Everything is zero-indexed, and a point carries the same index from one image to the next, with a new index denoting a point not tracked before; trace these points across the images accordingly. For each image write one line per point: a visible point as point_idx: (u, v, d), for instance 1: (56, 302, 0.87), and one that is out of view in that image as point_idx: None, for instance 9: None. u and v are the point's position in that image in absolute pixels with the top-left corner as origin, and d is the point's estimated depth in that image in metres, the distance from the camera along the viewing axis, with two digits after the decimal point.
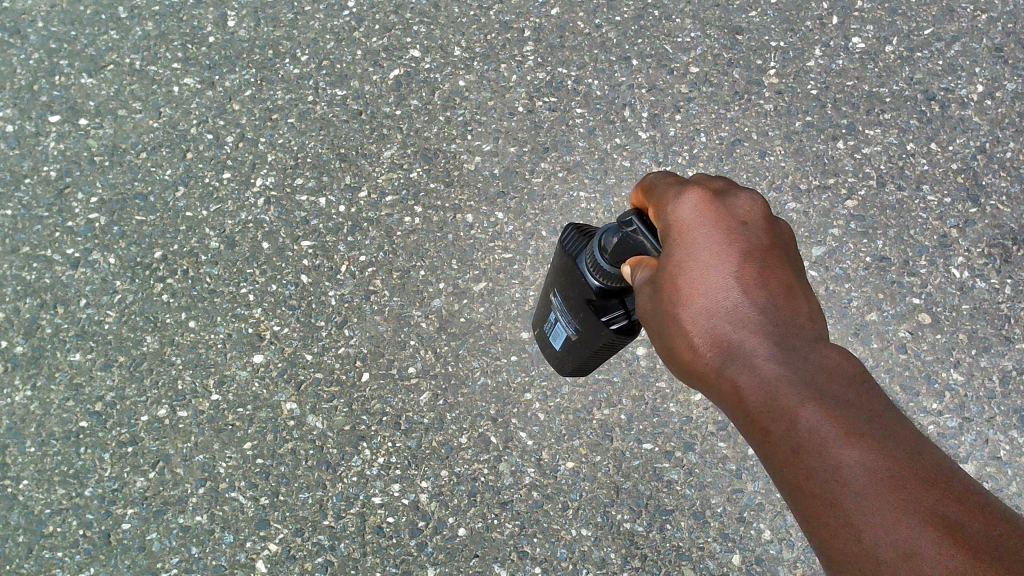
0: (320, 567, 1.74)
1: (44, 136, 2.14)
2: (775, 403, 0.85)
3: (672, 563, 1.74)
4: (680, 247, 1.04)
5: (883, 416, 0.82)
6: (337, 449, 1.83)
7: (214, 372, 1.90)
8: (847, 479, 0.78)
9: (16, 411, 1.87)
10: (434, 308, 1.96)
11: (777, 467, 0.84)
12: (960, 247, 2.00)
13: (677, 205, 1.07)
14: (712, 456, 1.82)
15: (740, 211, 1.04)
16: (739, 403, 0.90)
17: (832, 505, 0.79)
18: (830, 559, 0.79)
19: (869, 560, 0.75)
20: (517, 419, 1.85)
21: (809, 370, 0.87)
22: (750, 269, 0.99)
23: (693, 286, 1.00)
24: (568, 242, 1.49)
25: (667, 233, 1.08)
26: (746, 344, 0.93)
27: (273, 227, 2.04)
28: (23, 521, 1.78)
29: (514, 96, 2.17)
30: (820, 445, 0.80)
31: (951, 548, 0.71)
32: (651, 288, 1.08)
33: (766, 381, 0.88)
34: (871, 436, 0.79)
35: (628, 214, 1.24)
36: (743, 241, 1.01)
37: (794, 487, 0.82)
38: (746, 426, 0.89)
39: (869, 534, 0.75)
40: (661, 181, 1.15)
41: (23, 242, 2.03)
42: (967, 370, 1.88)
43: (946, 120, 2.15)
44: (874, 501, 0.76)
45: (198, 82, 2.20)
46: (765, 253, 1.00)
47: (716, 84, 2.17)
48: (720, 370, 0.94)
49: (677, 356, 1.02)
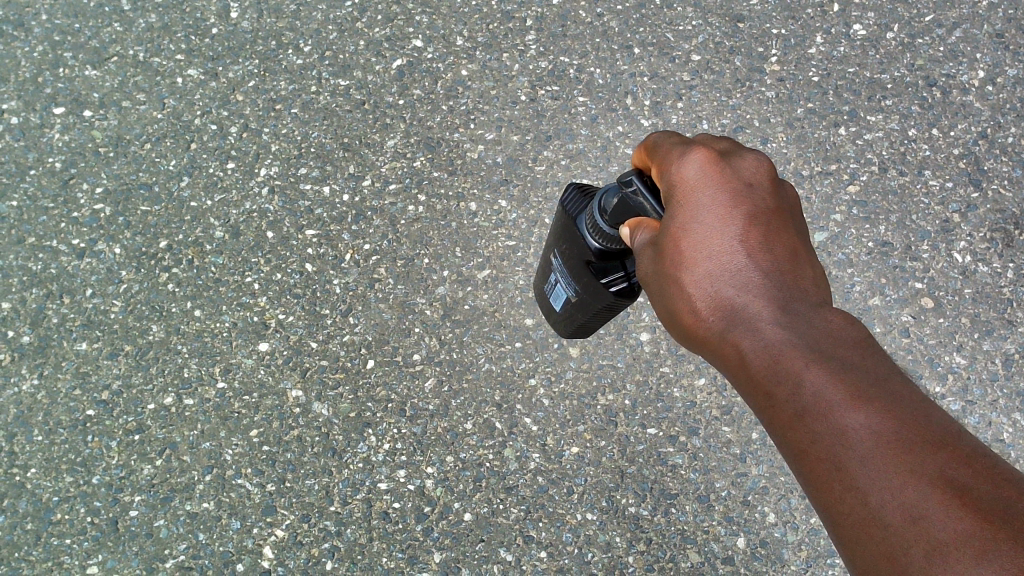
0: (327, 553, 1.75)
1: (48, 127, 2.15)
2: (780, 367, 0.87)
3: (677, 546, 1.75)
4: (683, 210, 1.05)
5: (888, 379, 0.83)
6: (343, 435, 1.84)
7: (220, 360, 1.91)
8: (853, 442, 0.79)
9: (23, 400, 1.88)
10: (438, 295, 1.96)
11: (781, 430, 0.86)
12: (962, 231, 2.01)
13: (682, 166, 1.08)
14: (716, 439, 1.83)
15: (746, 175, 1.05)
16: (744, 367, 0.91)
17: (837, 468, 0.80)
18: (836, 522, 0.80)
19: (875, 523, 0.76)
20: (521, 405, 1.86)
21: (814, 334, 0.88)
22: (755, 234, 1.00)
23: (697, 251, 1.01)
24: (569, 203, 1.50)
25: (670, 194, 1.09)
26: (751, 309, 0.94)
27: (278, 217, 2.05)
28: (31, 508, 1.79)
29: (517, 85, 2.18)
30: (825, 408, 0.82)
31: (959, 511, 0.72)
32: (654, 251, 1.09)
33: (771, 346, 0.89)
34: (877, 399, 0.80)
35: (628, 175, 1.24)
36: (748, 205, 1.02)
37: (799, 451, 0.84)
38: (751, 391, 0.90)
39: (875, 497, 0.77)
40: (664, 141, 1.16)
41: (29, 233, 2.04)
42: (970, 353, 1.88)
43: (947, 106, 2.15)
44: (881, 464, 0.77)
45: (201, 73, 2.21)
46: (771, 219, 1.02)
47: (718, 72, 2.18)
48: (724, 335, 0.95)
49: (680, 322, 1.03)
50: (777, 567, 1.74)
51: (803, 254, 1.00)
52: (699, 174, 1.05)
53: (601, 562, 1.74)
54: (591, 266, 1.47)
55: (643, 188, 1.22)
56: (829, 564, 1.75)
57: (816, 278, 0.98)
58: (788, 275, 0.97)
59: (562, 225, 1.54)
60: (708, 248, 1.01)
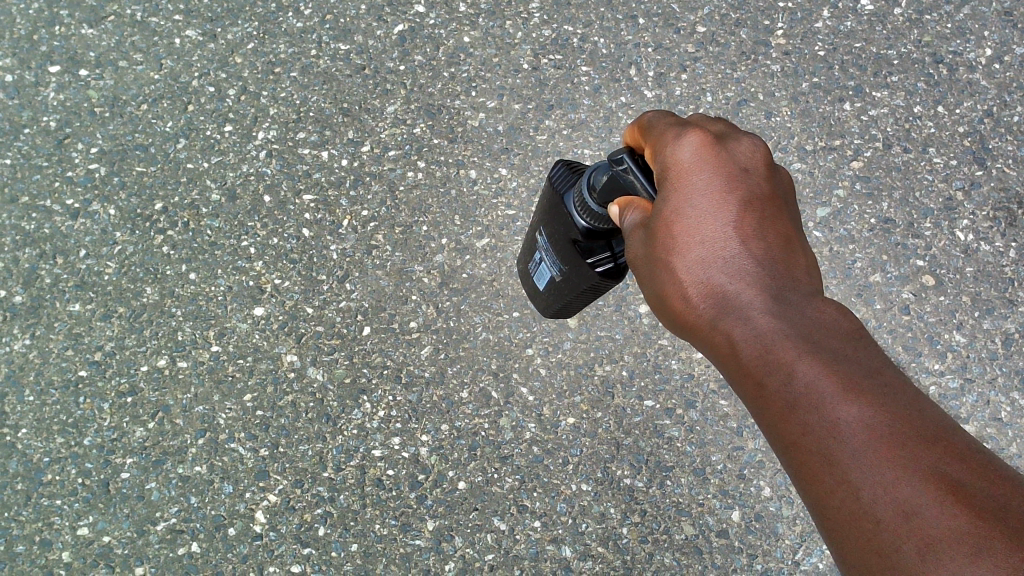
0: (320, 519, 1.74)
1: (43, 86, 2.12)
2: (771, 356, 0.86)
3: (671, 518, 1.74)
4: (675, 191, 1.03)
5: (881, 372, 0.82)
6: (337, 401, 1.83)
7: (214, 324, 1.90)
8: (845, 435, 0.79)
9: (15, 359, 1.86)
10: (436, 263, 1.95)
11: (771, 421, 0.85)
12: (965, 210, 2.00)
13: (675, 146, 1.06)
14: (713, 413, 1.82)
15: (741, 157, 1.04)
16: (733, 355, 0.90)
17: (828, 462, 0.79)
18: (825, 516, 0.80)
19: (866, 518, 0.76)
20: (518, 374, 1.84)
21: (806, 325, 0.87)
22: (749, 220, 0.98)
23: (690, 235, 1.00)
24: (557, 179, 1.48)
25: (664, 174, 1.07)
26: (743, 297, 0.93)
27: (275, 180, 2.03)
28: (22, 468, 1.78)
29: (519, 53, 2.15)
30: (817, 400, 0.81)
31: (954, 508, 0.71)
32: (644, 233, 1.07)
33: (763, 335, 0.88)
34: (870, 393, 0.80)
35: (620, 152, 1.20)
36: (743, 189, 1.01)
37: (788, 442, 0.83)
38: (740, 380, 0.89)
39: (867, 492, 0.76)
40: (659, 121, 1.13)
41: (22, 191, 2.01)
42: (970, 332, 1.88)
43: (954, 83, 2.13)
44: (873, 457, 0.77)
45: (200, 35, 2.18)
46: (765, 205, 1.00)
47: (723, 44, 2.15)
48: (713, 322, 0.94)
49: (668, 307, 1.02)
50: (771, 541, 1.74)
51: (796, 242, 0.99)
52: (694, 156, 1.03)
53: (596, 533, 1.73)
54: (577, 243, 1.45)
55: (635, 166, 1.17)
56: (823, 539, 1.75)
57: (808, 267, 0.97)
58: (781, 263, 0.96)
59: (552, 204, 1.50)
60: (700, 233, 0.99)
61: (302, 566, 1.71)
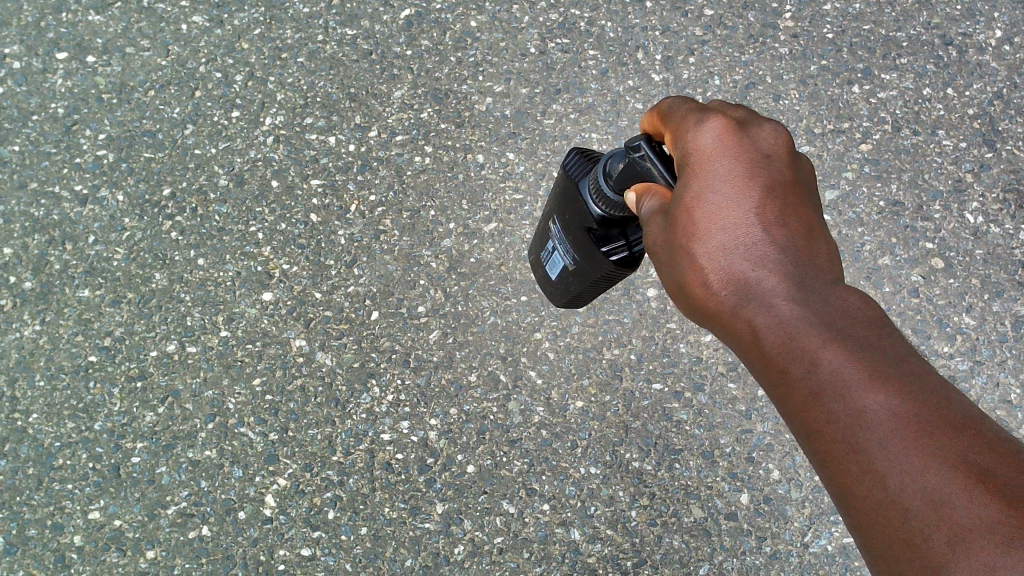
0: (329, 502, 1.75)
1: (51, 72, 2.12)
2: (794, 344, 0.86)
3: (680, 501, 1.74)
4: (696, 178, 1.03)
5: (906, 360, 0.82)
6: (346, 386, 1.83)
7: (224, 309, 1.90)
8: (871, 423, 0.79)
9: (25, 345, 1.87)
10: (444, 248, 1.95)
11: (794, 410, 0.85)
12: (975, 192, 1.99)
13: (697, 132, 1.05)
14: (722, 396, 1.82)
15: (763, 143, 1.03)
16: (756, 344, 0.90)
17: (853, 450, 0.79)
18: (850, 504, 0.80)
19: (894, 507, 0.76)
20: (526, 358, 1.84)
21: (830, 312, 0.87)
22: (771, 207, 0.98)
23: (711, 221, 0.99)
24: (571, 166, 1.47)
25: (684, 160, 1.06)
26: (766, 285, 0.93)
27: (283, 165, 2.03)
28: (33, 453, 1.79)
29: (526, 37, 2.15)
30: (842, 388, 0.81)
31: (983, 497, 0.72)
32: (663, 219, 1.07)
33: (786, 322, 0.88)
34: (895, 380, 0.80)
35: (638, 139, 1.21)
36: (765, 176, 1.00)
37: (813, 430, 0.83)
38: (764, 368, 0.89)
39: (894, 480, 0.76)
40: (679, 107, 1.12)
41: (31, 177, 2.02)
42: (980, 314, 1.87)
43: (963, 65, 2.12)
44: (900, 446, 0.77)
45: (206, 20, 2.18)
46: (787, 191, 1.00)
47: (731, 27, 2.14)
48: (735, 310, 0.94)
49: (689, 294, 1.02)
50: (780, 524, 1.74)
51: (818, 229, 0.99)
52: (716, 141, 1.02)
53: (604, 516, 1.73)
54: (591, 233, 1.44)
55: (654, 154, 1.18)
56: (832, 521, 1.74)
57: (830, 254, 0.97)
58: (804, 250, 0.96)
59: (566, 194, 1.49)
60: (721, 220, 0.99)
61: (312, 549, 1.72)
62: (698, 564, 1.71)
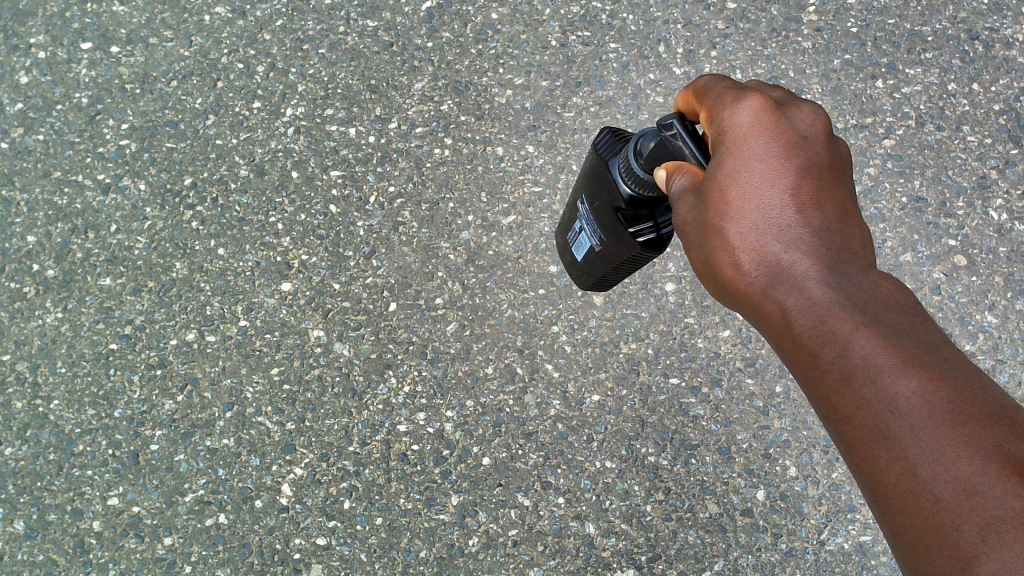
0: (345, 492, 1.76)
1: (75, 63, 2.14)
2: (826, 327, 0.85)
3: (696, 496, 1.73)
4: (730, 156, 1.02)
5: (939, 346, 0.82)
6: (363, 376, 1.84)
7: (243, 299, 1.91)
8: (902, 410, 0.78)
9: (47, 332, 1.89)
10: (462, 240, 1.94)
11: (822, 393, 0.85)
12: (999, 188, 1.97)
13: (733, 110, 1.04)
14: (740, 392, 1.80)
15: (801, 123, 1.02)
16: (786, 326, 0.89)
17: (883, 436, 0.79)
18: (876, 491, 0.80)
19: (924, 495, 0.76)
20: (543, 351, 1.83)
21: (863, 297, 0.87)
22: (806, 189, 0.97)
23: (744, 202, 0.98)
24: (602, 146, 1.47)
25: (718, 137, 1.05)
26: (797, 266, 0.92)
27: (303, 157, 2.04)
28: (54, 439, 1.81)
29: (548, 30, 2.14)
30: (873, 372, 0.80)
31: (1017, 489, 0.72)
32: (694, 198, 1.06)
33: (819, 306, 0.87)
34: (929, 367, 0.79)
35: (670, 117, 1.21)
36: (801, 156, 0.99)
37: (841, 415, 0.82)
38: (792, 351, 0.89)
39: (926, 469, 0.76)
40: (716, 85, 1.11)
41: (54, 166, 2.04)
42: (1003, 312, 1.85)
43: (989, 60, 2.10)
44: (932, 435, 0.76)
45: (229, 11, 2.18)
46: (823, 173, 0.99)
47: (754, 20, 2.13)
48: (766, 291, 0.93)
49: (718, 274, 1.01)
50: (796, 520, 1.71)
51: (852, 214, 0.98)
52: (753, 120, 1.02)
53: (619, 510, 1.72)
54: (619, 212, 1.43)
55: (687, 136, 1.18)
56: (849, 518, 1.72)
57: (863, 238, 0.96)
58: (838, 234, 0.95)
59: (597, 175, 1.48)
60: (754, 200, 0.98)
61: (327, 539, 1.73)
62: (713, 560, 1.69)
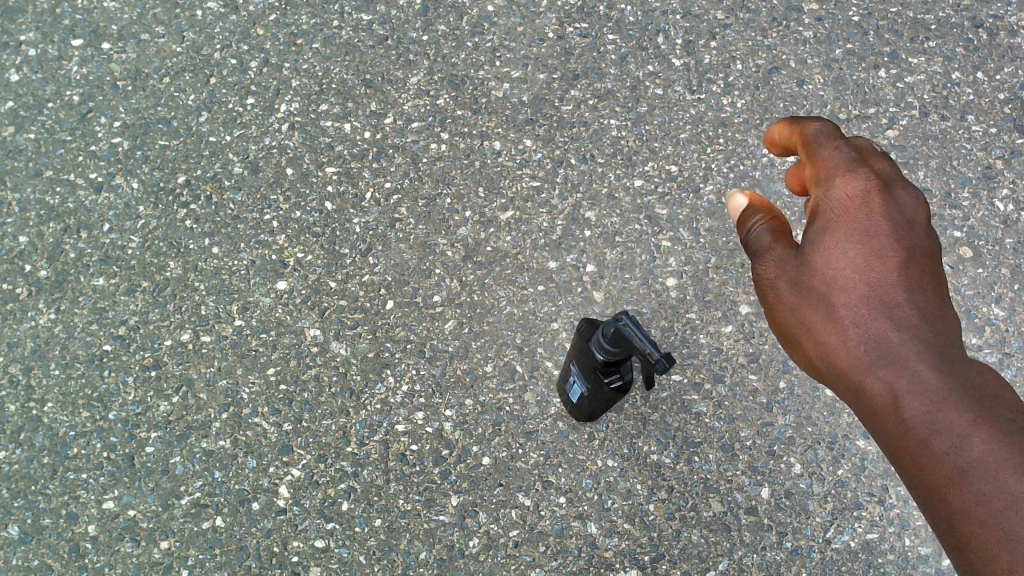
0: (343, 493, 1.73)
1: (66, 59, 2.11)
2: (892, 376, 0.90)
3: (699, 494, 1.69)
4: (834, 230, 1.04)
5: (999, 400, 0.85)
6: (361, 376, 1.81)
7: (238, 298, 1.89)
8: (959, 454, 0.81)
9: (40, 334, 1.87)
10: (460, 237, 1.92)
11: (888, 442, 0.89)
12: (1005, 178, 1.93)
13: (831, 177, 1.06)
14: (743, 388, 1.76)
15: (901, 197, 1.04)
16: (858, 378, 0.93)
17: (939, 482, 0.82)
18: (944, 531, 0.82)
19: (974, 534, 0.79)
20: (543, 348, 1.81)
21: (936, 350, 0.91)
22: (913, 269, 0.99)
23: (828, 264, 1.02)
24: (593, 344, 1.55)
25: (813, 203, 1.07)
26: (873, 322, 0.95)
27: (297, 153, 2.01)
28: (47, 442, 1.79)
29: (545, 22, 2.11)
30: (932, 422, 0.84)
31: None
32: (785, 255, 1.08)
33: (889, 359, 0.91)
34: (991, 419, 0.82)
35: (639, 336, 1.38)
36: (900, 232, 1.02)
37: (934, 484, 0.83)
38: (861, 401, 0.93)
39: (975, 509, 0.79)
40: (821, 134, 1.08)
41: (46, 165, 2.01)
42: (1010, 304, 1.81)
43: (994, 48, 2.06)
44: (987, 481, 0.79)
45: (222, 6, 2.16)
46: (919, 249, 1.02)
47: (753, 11, 2.10)
48: (840, 344, 0.97)
49: (798, 331, 1.04)
50: (801, 518, 1.66)
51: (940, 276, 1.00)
52: (840, 182, 1.05)
53: (622, 510, 1.68)
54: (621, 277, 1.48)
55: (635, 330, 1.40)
56: (856, 516, 1.66)
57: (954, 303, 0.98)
58: (915, 288, 0.97)
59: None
60: (835, 263, 1.02)
61: (325, 541, 1.70)
62: (718, 559, 1.64)
